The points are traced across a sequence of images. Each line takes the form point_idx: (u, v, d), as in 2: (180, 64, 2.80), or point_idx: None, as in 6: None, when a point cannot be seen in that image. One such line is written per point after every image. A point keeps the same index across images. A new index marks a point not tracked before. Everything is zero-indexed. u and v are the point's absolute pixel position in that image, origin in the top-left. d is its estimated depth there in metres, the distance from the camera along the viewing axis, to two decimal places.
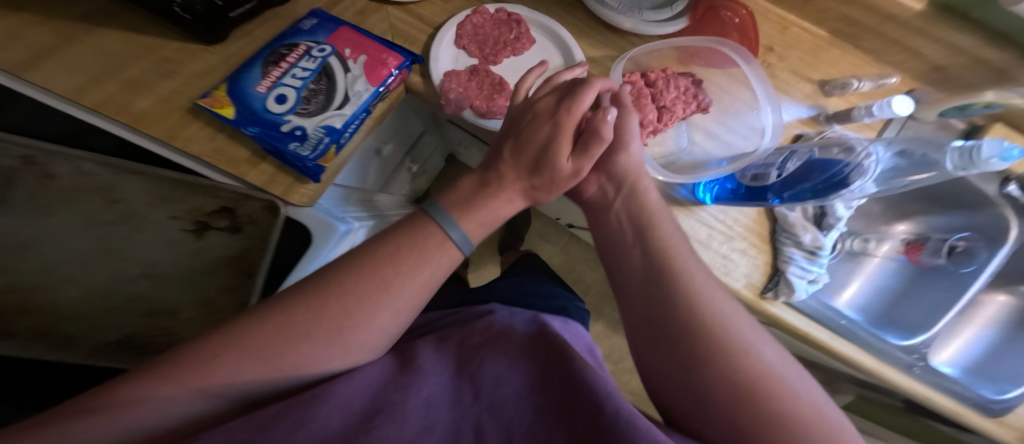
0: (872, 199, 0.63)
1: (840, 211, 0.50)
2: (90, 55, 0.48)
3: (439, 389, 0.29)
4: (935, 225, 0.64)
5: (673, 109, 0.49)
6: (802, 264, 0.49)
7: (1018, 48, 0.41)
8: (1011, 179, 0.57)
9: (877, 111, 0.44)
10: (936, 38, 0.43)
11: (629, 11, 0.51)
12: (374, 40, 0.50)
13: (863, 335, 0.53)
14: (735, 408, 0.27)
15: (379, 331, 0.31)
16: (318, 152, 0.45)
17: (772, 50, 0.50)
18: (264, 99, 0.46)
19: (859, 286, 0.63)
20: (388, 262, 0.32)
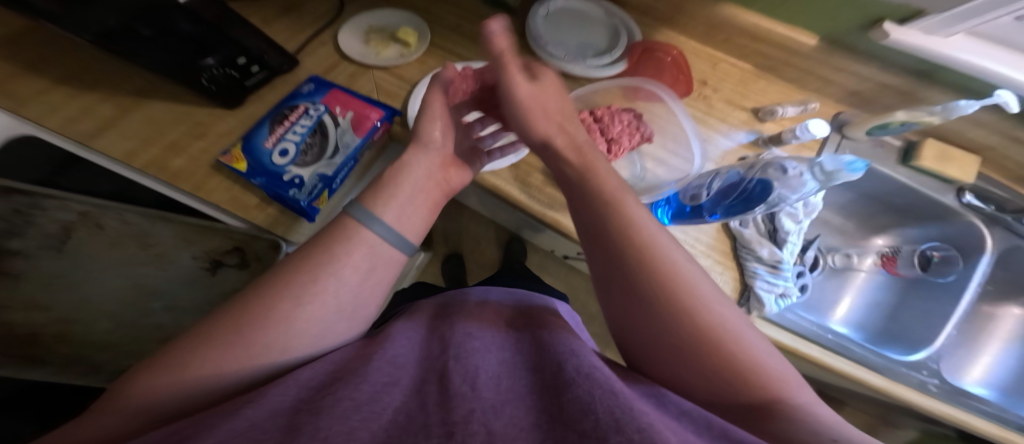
0: (841, 217, 0.71)
1: (787, 225, 0.55)
2: (137, 123, 0.58)
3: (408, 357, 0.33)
4: (910, 238, 0.70)
5: (621, 141, 0.56)
6: (767, 279, 0.53)
7: (910, 74, 0.56)
8: (965, 189, 0.62)
9: (800, 133, 0.55)
10: (840, 68, 0.58)
11: (575, 59, 0.63)
12: (360, 99, 0.58)
13: (861, 351, 0.54)
14: (693, 365, 0.31)
15: (326, 314, 0.34)
16: (313, 195, 0.52)
17: (706, 84, 0.64)
18: (270, 153, 0.53)
19: (852, 302, 0.69)
20: (316, 255, 0.35)
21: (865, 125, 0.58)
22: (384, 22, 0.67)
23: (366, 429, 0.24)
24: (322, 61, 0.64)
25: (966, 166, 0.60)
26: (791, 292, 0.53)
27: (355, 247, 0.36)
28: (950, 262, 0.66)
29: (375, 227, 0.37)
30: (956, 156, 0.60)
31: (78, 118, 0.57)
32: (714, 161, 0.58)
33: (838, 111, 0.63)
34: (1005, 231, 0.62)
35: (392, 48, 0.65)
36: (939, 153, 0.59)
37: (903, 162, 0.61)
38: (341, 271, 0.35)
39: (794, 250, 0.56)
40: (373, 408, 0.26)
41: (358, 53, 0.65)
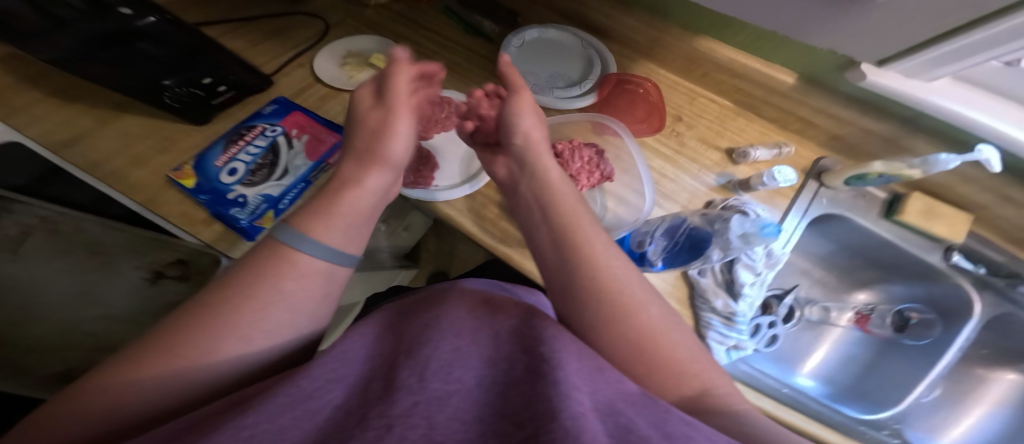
0: (818, 268, 0.72)
1: (744, 276, 0.52)
2: (104, 135, 0.56)
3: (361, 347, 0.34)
4: (893, 295, 0.71)
5: (579, 178, 0.55)
6: (720, 330, 0.50)
7: (895, 119, 0.52)
8: (953, 248, 0.61)
9: (767, 180, 0.55)
10: (819, 109, 0.55)
11: (543, 90, 0.61)
12: (319, 122, 0.58)
13: (815, 408, 0.52)
14: (636, 362, 0.33)
15: (273, 324, 0.33)
16: (255, 215, 0.51)
17: (681, 120, 0.61)
18: (218, 171, 0.53)
19: (822, 355, 0.70)
20: (258, 270, 0.34)
21: (842, 175, 0.57)
22: (362, 48, 0.66)
23: (296, 429, 0.23)
24: (294, 83, 0.62)
25: (954, 227, 0.58)
26: (745, 344, 0.52)
27: (287, 266, 0.34)
28: (929, 325, 0.67)
29: (305, 248, 0.36)
30: (942, 213, 0.58)
31: (51, 128, 0.55)
32: (677, 202, 0.57)
33: (819, 156, 0.61)
34: (996, 296, 0.61)
35: (364, 72, 0.63)
36: (923, 209, 0.58)
37: (886, 215, 0.61)
38: (281, 291, 0.33)
39: (752, 302, 0.52)
40: (309, 404, 0.25)
41: (333, 77, 0.63)
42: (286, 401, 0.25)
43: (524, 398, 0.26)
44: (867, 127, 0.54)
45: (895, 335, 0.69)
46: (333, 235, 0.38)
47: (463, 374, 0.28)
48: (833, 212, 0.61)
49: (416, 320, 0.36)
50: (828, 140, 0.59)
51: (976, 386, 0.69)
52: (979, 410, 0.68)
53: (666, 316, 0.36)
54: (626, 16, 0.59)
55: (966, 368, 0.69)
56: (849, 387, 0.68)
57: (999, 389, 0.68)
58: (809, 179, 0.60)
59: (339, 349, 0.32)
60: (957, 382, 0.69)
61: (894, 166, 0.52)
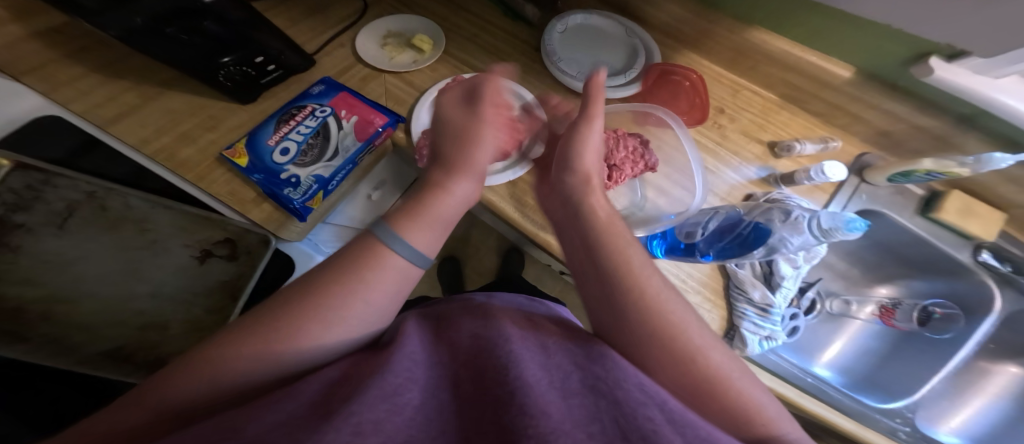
0: (846, 263, 0.74)
1: (783, 269, 0.54)
2: (155, 113, 0.57)
3: (419, 349, 0.33)
4: (916, 291, 0.72)
5: (623, 168, 0.56)
6: (754, 321, 0.52)
7: (952, 116, 0.53)
8: (983, 247, 0.63)
9: (814, 175, 0.55)
10: (873, 104, 0.57)
11: (587, 78, 0.61)
12: (367, 103, 0.58)
13: (834, 395, 0.57)
14: (694, 391, 0.32)
15: (357, 317, 0.33)
16: (307, 195, 0.52)
17: (724, 112, 0.62)
18: (271, 151, 0.54)
19: (841, 347, 0.73)
20: (348, 266, 0.34)
21: (888, 170, 0.58)
22: (402, 28, 0.66)
23: (391, 421, 0.25)
24: (336, 63, 0.62)
25: (985, 226, 0.61)
26: (777, 335, 0.53)
27: (378, 267, 0.34)
28: (951, 320, 0.68)
29: (397, 248, 0.35)
30: (978, 212, 0.61)
31: (104, 103, 0.57)
32: (719, 194, 0.58)
33: (864, 151, 0.62)
34: (1018, 295, 0.64)
35: (405, 54, 0.63)
36: (962, 207, 0.60)
37: (922, 212, 0.63)
38: (367, 294, 0.33)
39: (787, 295, 0.55)
40: (395, 400, 0.26)
41: (374, 57, 0.63)
42: (377, 393, 0.26)
43: (591, 410, 0.26)
44: (920, 125, 0.56)
45: (918, 329, 0.70)
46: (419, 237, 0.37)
47: (526, 372, 0.29)
48: (872, 208, 0.62)
49: (472, 327, 0.37)
50: (872, 136, 0.61)
51: (977, 378, 0.71)
52: (979, 401, 0.71)
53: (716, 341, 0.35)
54: (671, 3, 0.60)
55: (972, 361, 0.71)
56: (866, 376, 0.71)
57: (1000, 381, 0.71)
58: (853, 174, 0.62)
59: (405, 350, 0.32)
60: (960, 375, 0.71)
61: (945, 164, 0.53)
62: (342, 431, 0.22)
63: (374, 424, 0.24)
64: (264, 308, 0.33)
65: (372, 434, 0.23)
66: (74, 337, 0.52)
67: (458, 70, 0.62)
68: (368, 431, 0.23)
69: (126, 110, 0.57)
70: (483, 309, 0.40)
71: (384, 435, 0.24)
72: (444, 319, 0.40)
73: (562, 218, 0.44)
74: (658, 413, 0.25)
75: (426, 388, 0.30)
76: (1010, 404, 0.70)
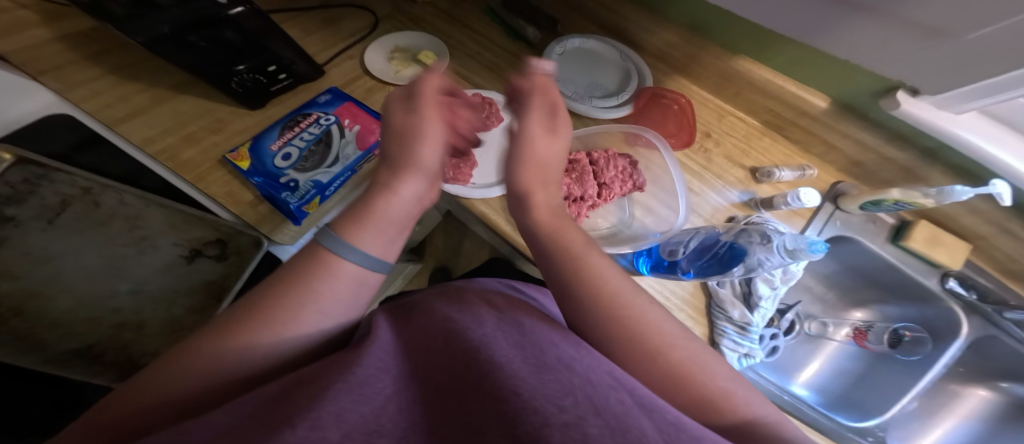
0: (822, 286, 0.76)
1: (761, 290, 0.57)
2: (163, 114, 0.58)
3: (390, 341, 0.35)
4: (889, 315, 0.74)
5: (612, 186, 0.59)
6: (734, 338, 0.54)
7: (917, 149, 0.56)
8: (950, 275, 0.65)
9: (790, 201, 0.58)
10: (847, 135, 0.60)
11: (581, 98, 0.64)
12: (370, 114, 0.60)
13: (813, 415, 0.58)
14: (662, 379, 0.34)
15: (334, 309, 0.35)
16: (304, 200, 0.53)
17: (710, 136, 0.65)
18: (274, 156, 0.55)
19: (818, 366, 0.75)
20: (312, 274, 0.35)
21: (859, 199, 0.61)
22: (408, 43, 0.68)
23: (355, 413, 0.26)
24: (342, 73, 0.64)
25: (954, 255, 0.63)
26: (755, 352, 0.56)
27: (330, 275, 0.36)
28: (919, 343, 0.70)
29: (349, 257, 0.37)
30: (945, 242, 0.63)
31: (115, 104, 0.58)
32: (702, 215, 0.60)
33: (837, 180, 0.65)
34: (983, 321, 0.66)
35: (410, 67, 0.66)
36: (929, 236, 0.63)
37: (892, 240, 0.66)
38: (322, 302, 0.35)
39: (766, 314, 0.57)
40: (361, 390, 0.27)
41: (378, 69, 0.65)
42: (344, 388, 0.27)
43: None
44: (888, 155, 0.59)
45: (889, 351, 0.72)
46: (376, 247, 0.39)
47: (501, 357, 0.30)
48: (845, 234, 0.65)
49: (450, 312, 0.38)
50: (848, 166, 0.64)
51: (948, 400, 0.73)
52: (948, 422, 0.73)
53: (685, 333, 0.37)
54: (666, 31, 0.63)
55: (944, 384, 0.73)
56: (842, 396, 0.73)
57: (970, 403, 0.73)
58: (827, 201, 0.64)
59: (378, 342, 0.34)
60: (932, 396, 0.72)
61: (911, 194, 0.56)
62: (300, 427, 0.22)
63: (335, 416, 0.24)
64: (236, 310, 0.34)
65: (332, 425, 0.24)
66: (46, 334, 0.50)
67: (458, 84, 0.65)
68: (326, 424, 0.23)
69: (137, 110, 0.58)
70: (459, 294, 0.42)
71: (345, 428, 0.24)
72: (421, 304, 0.42)
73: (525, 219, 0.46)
74: (630, 396, 0.28)
75: (399, 381, 0.30)
76: (978, 424, 0.72)
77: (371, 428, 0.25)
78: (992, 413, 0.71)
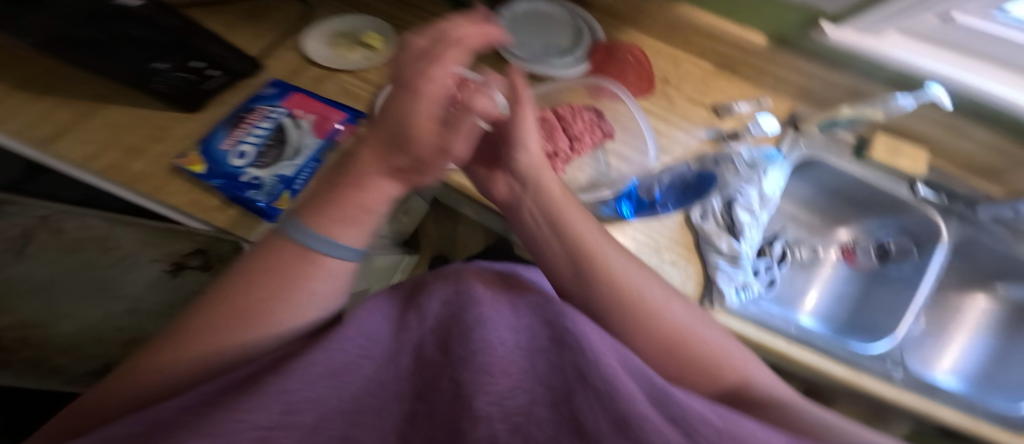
0: (805, 212, 0.82)
1: (743, 218, 0.63)
2: (102, 129, 0.56)
3: (382, 324, 0.38)
4: (871, 229, 0.80)
5: (582, 138, 0.64)
6: (727, 271, 0.60)
7: (851, 71, 0.61)
8: (916, 181, 0.70)
9: (751, 131, 0.64)
10: (789, 65, 0.63)
11: (540, 60, 0.65)
12: (323, 102, 0.59)
13: (825, 342, 0.62)
14: (651, 342, 0.38)
15: (311, 301, 0.34)
16: (272, 196, 0.52)
17: (668, 82, 0.68)
18: (228, 155, 0.54)
19: (818, 294, 0.80)
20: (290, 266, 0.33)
21: (815, 121, 0.64)
22: (350, 27, 0.66)
23: (334, 396, 0.28)
24: (288, 66, 0.63)
25: (910, 161, 0.68)
26: (750, 283, 0.62)
27: (300, 271, 0.34)
28: (906, 252, 0.76)
29: (333, 253, 0.35)
30: (903, 150, 0.68)
31: (36, 123, 0.55)
32: (673, 154, 0.65)
33: (791, 109, 0.68)
34: (959, 221, 0.71)
35: (357, 51, 0.64)
36: (888, 147, 0.68)
37: (857, 155, 0.70)
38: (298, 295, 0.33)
39: (752, 242, 0.63)
40: (342, 377, 0.30)
41: (325, 57, 0.63)
42: (323, 372, 0.28)
43: (558, 365, 0.30)
44: (833, 80, 0.63)
45: (879, 264, 0.79)
46: (355, 235, 0.36)
47: (490, 335, 0.32)
48: (812, 156, 0.69)
49: (442, 295, 0.41)
50: (798, 93, 0.67)
51: (953, 314, 0.81)
52: (962, 336, 0.80)
53: (666, 296, 0.41)
54: None
55: (942, 297, 0.81)
56: (847, 320, 0.78)
57: (971, 312, 0.80)
58: (786, 128, 0.67)
59: (365, 323, 0.36)
60: (937, 311, 0.81)
61: (862, 109, 0.61)
62: (273, 410, 0.24)
63: (311, 400, 0.26)
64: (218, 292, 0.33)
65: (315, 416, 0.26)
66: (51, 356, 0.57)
67: None
68: (302, 408, 0.25)
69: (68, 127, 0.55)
70: (454, 277, 0.46)
71: (319, 410, 0.27)
72: (417, 289, 0.45)
73: (520, 200, 0.46)
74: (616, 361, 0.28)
75: (384, 363, 0.34)
76: (984, 331, 0.79)
77: (354, 406, 0.29)
78: (992, 316, 0.79)
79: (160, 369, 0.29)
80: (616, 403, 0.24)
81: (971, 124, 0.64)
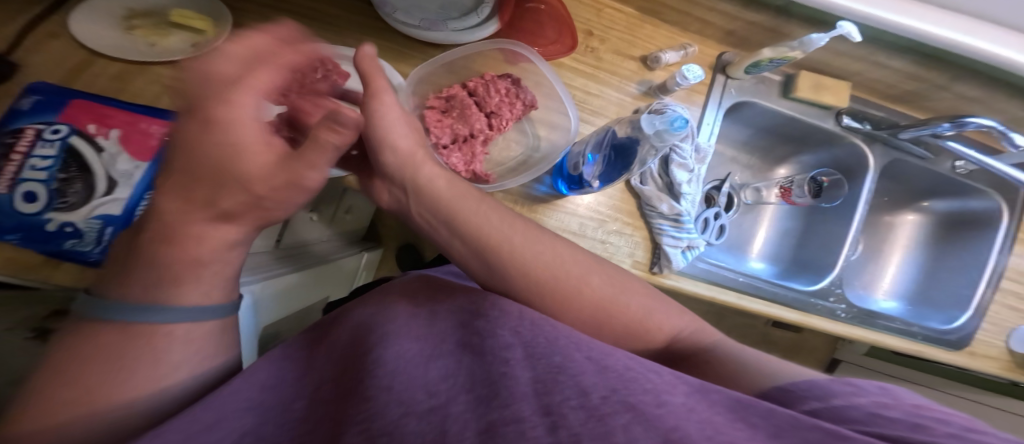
0: (746, 154, 0.80)
1: (680, 176, 0.60)
2: None
3: (278, 371, 0.34)
4: (806, 165, 0.79)
5: (501, 112, 0.57)
6: (672, 233, 0.58)
7: (771, 10, 0.57)
8: (843, 113, 0.68)
9: (681, 81, 0.57)
10: (709, 8, 0.57)
11: (433, 25, 0.54)
12: (128, 109, 0.46)
13: (772, 290, 0.65)
14: (590, 322, 0.37)
15: (170, 366, 0.31)
16: (104, 244, 0.41)
17: (593, 34, 0.60)
18: (10, 201, 0.40)
19: (765, 235, 0.81)
20: (136, 338, 0.31)
21: (741, 65, 0.59)
22: (149, 4, 0.51)
23: None
24: (81, 60, 0.47)
25: (840, 93, 0.66)
26: (696, 242, 0.59)
27: (150, 342, 0.31)
28: (838, 185, 0.74)
29: (156, 318, 0.31)
30: (829, 86, 0.65)
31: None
32: (608, 115, 0.59)
33: (721, 52, 0.63)
34: (884, 147, 0.71)
35: (172, 36, 0.50)
36: (813, 83, 0.65)
37: (785, 94, 0.66)
38: (140, 362, 0.30)
39: (694, 199, 0.61)
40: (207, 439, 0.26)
41: (116, 47, 0.48)
42: (177, 440, 0.25)
43: (451, 370, 0.29)
44: (750, 20, 0.58)
45: (815, 200, 0.75)
46: (197, 296, 0.33)
47: (386, 353, 0.30)
48: (743, 100, 0.65)
49: (354, 320, 0.38)
50: (723, 37, 0.62)
51: (889, 234, 0.86)
52: (898, 255, 0.86)
53: (607, 283, 0.38)
54: None
55: (877, 219, 0.86)
56: (793, 257, 0.80)
57: (905, 230, 0.86)
58: (717, 73, 0.63)
59: (254, 377, 0.32)
60: (872, 235, 0.86)
61: (780, 51, 0.56)
62: None
63: None
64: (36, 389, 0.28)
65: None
66: None
67: None
68: None
69: None
70: (379, 293, 0.43)
71: None
72: (340, 312, 0.42)
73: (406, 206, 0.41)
74: (516, 354, 0.28)
75: (273, 406, 0.30)
76: (920, 247, 0.85)
77: None
78: (925, 232, 0.84)
79: None
80: (492, 416, 0.23)
81: (885, 57, 0.61)
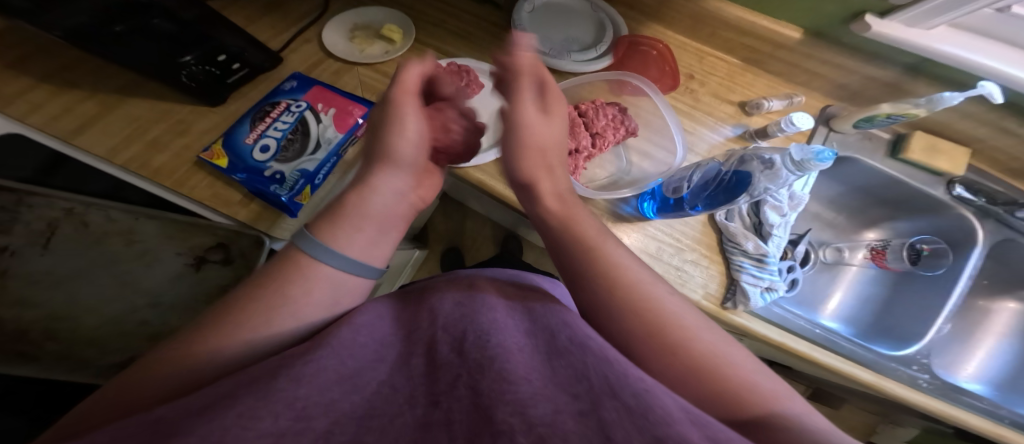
0: (831, 212, 0.81)
1: (772, 218, 0.63)
2: (120, 123, 0.55)
3: (392, 324, 0.38)
4: (901, 230, 0.79)
5: (605, 134, 0.64)
6: (753, 272, 0.59)
7: (900, 66, 0.60)
8: (955, 181, 0.69)
9: (784, 126, 0.61)
10: (824, 61, 0.62)
11: (559, 54, 0.64)
12: (343, 96, 0.59)
13: (848, 347, 0.64)
14: (685, 375, 0.35)
15: (312, 307, 0.36)
16: (295, 191, 0.52)
17: (693, 78, 0.66)
18: (251, 149, 0.54)
19: (841, 296, 0.80)
20: (292, 279, 0.36)
21: (851, 119, 0.63)
22: (367, 20, 0.65)
23: (348, 401, 0.28)
24: (293, 55, 0.62)
25: (951, 161, 0.67)
26: (776, 285, 0.61)
27: (296, 282, 0.36)
28: (940, 255, 0.73)
29: (330, 261, 0.38)
30: (943, 149, 0.67)
31: (61, 115, 0.54)
32: (699, 152, 0.63)
33: (826, 104, 0.68)
34: (997, 224, 0.70)
35: (375, 45, 0.63)
36: (927, 145, 0.67)
37: (892, 154, 0.69)
38: (293, 303, 0.35)
39: (780, 243, 0.63)
40: (353, 381, 0.30)
41: (342, 50, 0.62)
42: (334, 378, 0.29)
43: (575, 370, 0.30)
44: (871, 74, 0.62)
45: (912, 268, 0.75)
46: (347, 249, 0.39)
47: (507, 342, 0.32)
48: (843, 154, 0.68)
49: (455, 297, 0.40)
50: (830, 90, 0.67)
51: (984, 319, 0.82)
52: (991, 341, 0.81)
53: (718, 338, 0.37)
54: None
55: (972, 302, 0.82)
56: (870, 323, 0.78)
57: (1002, 318, 0.81)
58: (820, 124, 0.67)
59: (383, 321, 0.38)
60: (966, 315, 0.82)
61: (901, 107, 0.59)
62: (284, 416, 0.24)
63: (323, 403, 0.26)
64: (227, 302, 0.35)
65: (320, 414, 0.26)
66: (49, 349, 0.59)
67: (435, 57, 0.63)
68: (313, 413, 0.25)
69: (88, 119, 0.54)
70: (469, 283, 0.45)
71: (334, 415, 0.26)
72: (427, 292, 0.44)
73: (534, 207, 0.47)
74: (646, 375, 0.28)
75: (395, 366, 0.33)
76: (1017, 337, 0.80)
77: (367, 411, 0.27)
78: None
79: (161, 379, 0.30)
80: (655, 427, 0.22)
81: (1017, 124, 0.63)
